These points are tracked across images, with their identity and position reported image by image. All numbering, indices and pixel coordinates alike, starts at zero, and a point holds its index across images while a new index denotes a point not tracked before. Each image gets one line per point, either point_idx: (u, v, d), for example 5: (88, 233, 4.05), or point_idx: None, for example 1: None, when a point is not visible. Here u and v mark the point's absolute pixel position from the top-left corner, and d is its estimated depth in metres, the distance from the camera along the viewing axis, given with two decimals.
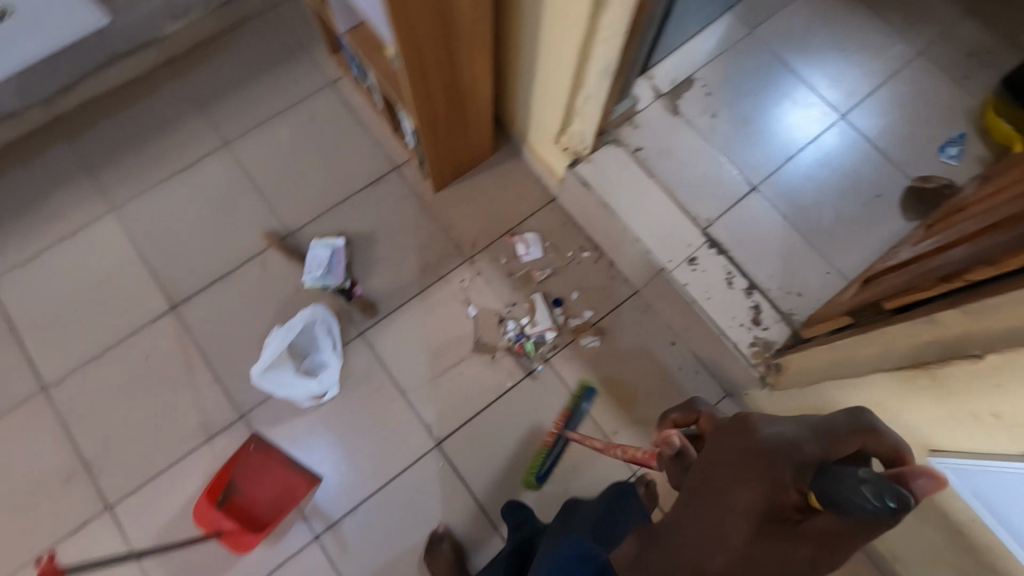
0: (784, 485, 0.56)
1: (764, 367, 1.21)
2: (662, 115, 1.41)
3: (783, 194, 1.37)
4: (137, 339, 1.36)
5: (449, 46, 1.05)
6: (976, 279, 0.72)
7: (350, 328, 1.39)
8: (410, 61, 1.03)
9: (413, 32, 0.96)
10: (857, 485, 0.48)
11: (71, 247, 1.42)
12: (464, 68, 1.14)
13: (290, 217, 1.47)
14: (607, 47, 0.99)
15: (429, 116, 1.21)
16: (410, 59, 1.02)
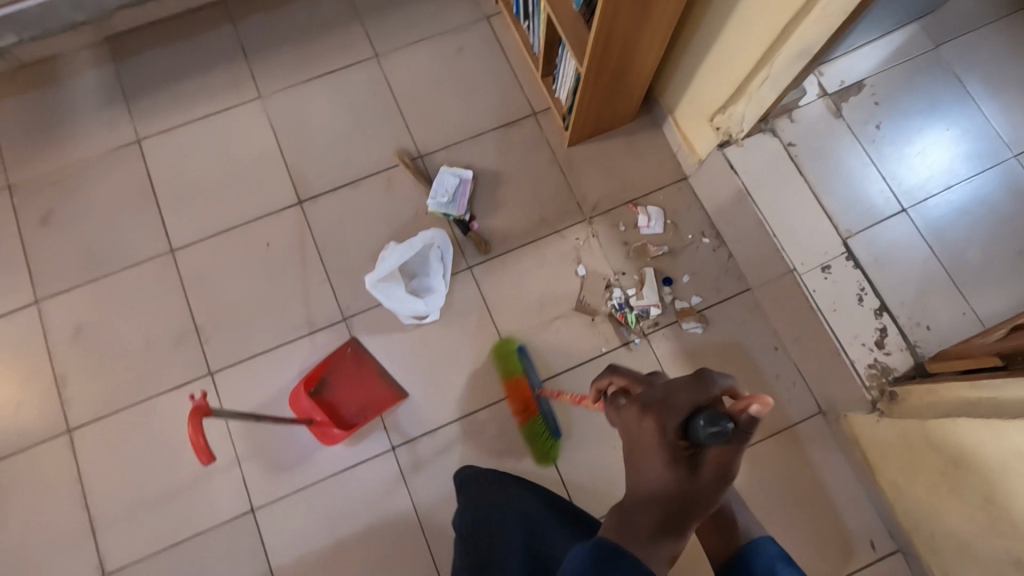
0: (667, 439, 0.60)
1: (878, 392, 1.18)
2: (823, 115, 1.35)
3: (933, 223, 1.30)
4: (262, 225, 1.42)
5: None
6: None
7: (460, 261, 1.41)
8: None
9: None
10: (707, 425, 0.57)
11: (216, 125, 1.48)
12: (650, 18, 1.14)
13: (424, 141, 1.49)
14: (821, 19, 0.97)
15: (597, 62, 1.21)
16: None
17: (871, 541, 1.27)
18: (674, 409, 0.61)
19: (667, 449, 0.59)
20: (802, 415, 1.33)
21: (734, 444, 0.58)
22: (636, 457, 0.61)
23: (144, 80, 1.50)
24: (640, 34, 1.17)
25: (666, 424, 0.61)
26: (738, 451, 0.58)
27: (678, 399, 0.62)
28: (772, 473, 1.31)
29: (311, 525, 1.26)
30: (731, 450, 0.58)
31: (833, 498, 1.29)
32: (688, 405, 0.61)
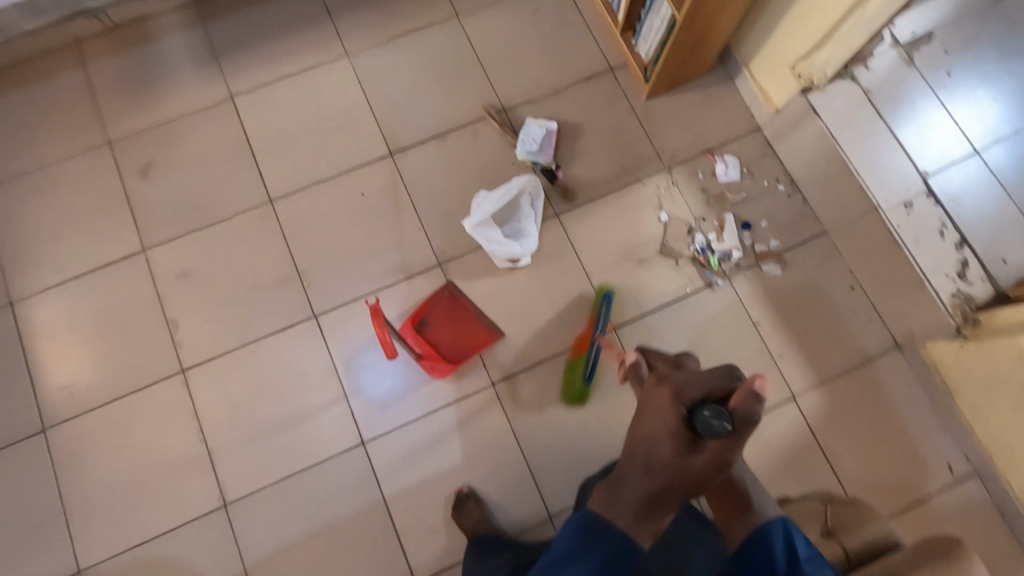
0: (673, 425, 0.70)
1: (961, 319, 1.25)
2: (897, 64, 1.41)
3: (1005, 163, 1.37)
4: (356, 176, 1.48)
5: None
6: None
7: (547, 208, 1.47)
8: None
9: None
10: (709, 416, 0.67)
11: (307, 82, 1.54)
12: None
13: (507, 96, 1.54)
14: None
15: (688, 15, 1.27)
16: None
17: (949, 464, 1.34)
18: (682, 403, 0.71)
19: (672, 436, 0.70)
20: (879, 349, 1.40)
21: (728, 442, 0.68)
22: (644, 439, 0.72)
23: (235, 39, 1.56)
24: None
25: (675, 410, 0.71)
26: (731, 447, 0.69)
27: (691, 393, 0.72)
28: (853, 403, 1.38)
29: (407, 454, 1.32)
30: (724, 444, 0.68)
31: (912, 425, 1.36)
32: (700, 395, 0.71)
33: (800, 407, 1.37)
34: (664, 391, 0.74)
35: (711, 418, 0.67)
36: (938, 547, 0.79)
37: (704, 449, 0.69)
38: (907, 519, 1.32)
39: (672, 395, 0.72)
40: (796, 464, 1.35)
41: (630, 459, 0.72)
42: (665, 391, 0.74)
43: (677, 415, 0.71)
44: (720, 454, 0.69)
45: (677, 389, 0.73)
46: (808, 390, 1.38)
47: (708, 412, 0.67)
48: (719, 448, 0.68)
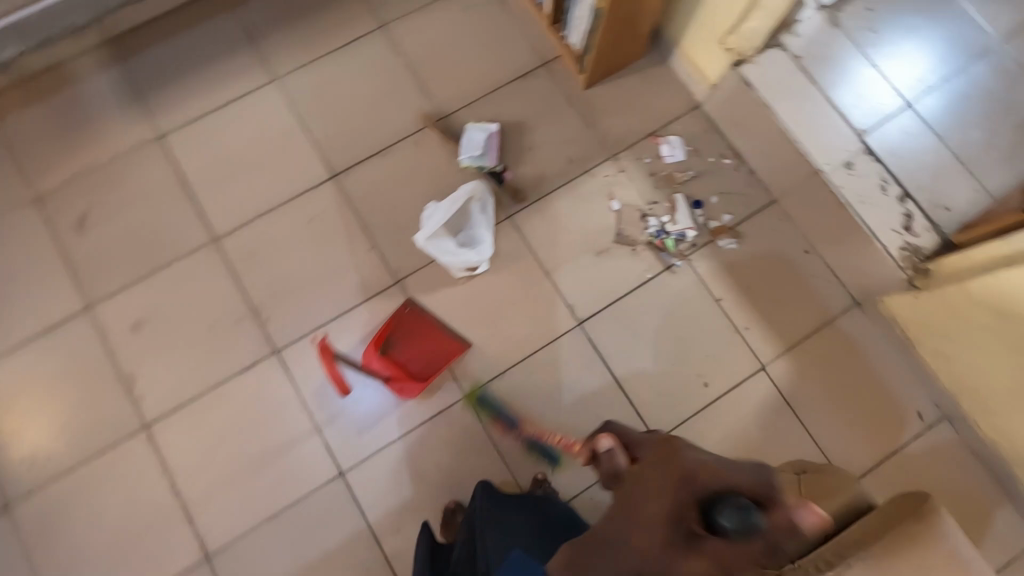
0: (684, 510, 0.71)
1: (912, 271, 1.27)
2: (823, 27, 1.43)
3: (935, 113, 1.40)
4: (300, 202, 1.44)
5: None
6: None
7: (499, 211, 1.45)
8: None
9: None
10: (732, 508, 0.68)
11: (238, 111, 1.49)
12: None
13: (445, 102, 1.52)
14: None
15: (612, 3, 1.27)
16: None
17: (919, 412, 1.37)
18: (694, 486, 0.73)
19: (677, 518, 0.71)
20: (841, 309, 1.42)
21: (740, 550, 0.67)
22: (641, 518, 0.72)
23: (156, 75, 1.50)
24: None
25: (688, 494, 0.73)
26: (741, 555, 0.68)
27: (706, 477, 0.74)
28: (821, 365, 1.40)
29: (387, 477, 1.30)
30: (733, 547, 0.68)
31: (880, 380, 1.39)
32: (727, 488, 0.72)
33: (770, 375, 1.39)
34: (697, 477, 0.74)
35: (732, 528, 0.67)
36: (905, 501, 0.80)
37: (705, 546, 0.68)
38: (886, 471, 1.35)
39: (684, 471, 0.75)
40: (775, 433, 1.36)
41: (620, 534, 0.73)
42: (699, 479, 0.74)
43: (691, 502, 0.71)
44: (721, 557, 0.68)
45: (690, 471, 0.75)
46: (776, 358, 1.40)
47: (728, 512, 0.68)
48: (725, 547, 0.68)
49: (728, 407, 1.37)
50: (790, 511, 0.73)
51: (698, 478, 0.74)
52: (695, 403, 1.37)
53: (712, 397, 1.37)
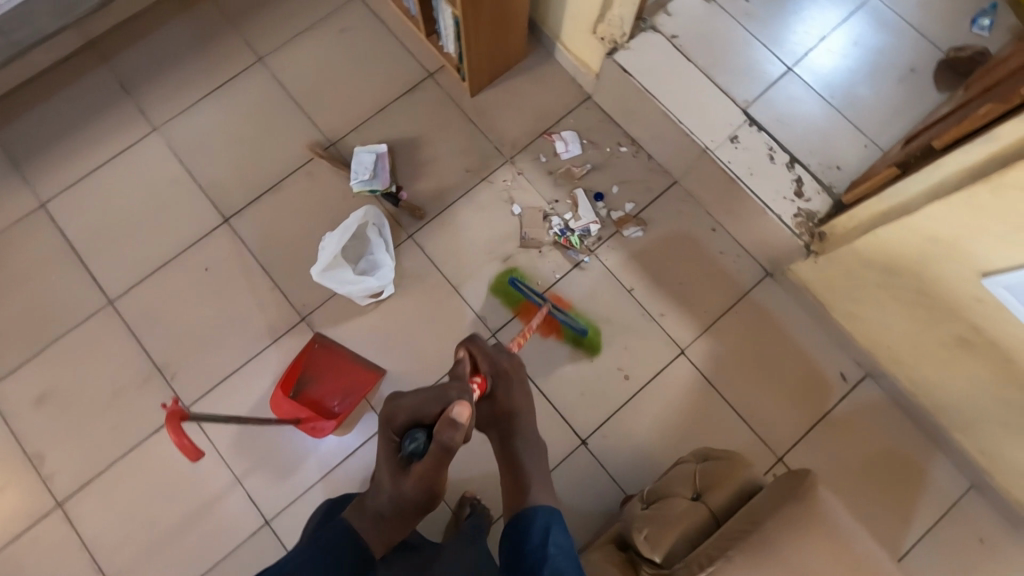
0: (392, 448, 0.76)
1: (808, 237, 1.25)
2: (695, 2, 1.41)
3: (817, 74, 1.39)
4: (195, 251, 1.40)
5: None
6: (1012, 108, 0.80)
7: (400, 232, 1.43)
8: None
9: None
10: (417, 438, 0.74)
11: (120, 167, 1.45)
12: None
13: (332, 129, 1.49)
14: None
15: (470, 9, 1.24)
16: None
17: (842, 373, 1.37)
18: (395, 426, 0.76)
19: (391, 459, 0.75)
20: (754, 282, 1.41)
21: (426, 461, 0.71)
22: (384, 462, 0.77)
23: (30, 142, 1.46)
24: None
25: (391, 435, 0.76)
26: (430, 469, 0.72)
27: (401, 415, 0.76)
28: (741, 341, 1.39)
29: (314, 510, 1.28)
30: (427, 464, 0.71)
31: (801, 347, 1.38)
32: (427, 414, 0.75)
33: (690, 358, 1.38)
34: (401, 415, 0.76)
35: (415, 445, 0.74)
36: (793, 481, 0.80)
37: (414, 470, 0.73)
38: (817, 436, 1.34)
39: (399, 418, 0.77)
40: (702, 415, 1.36)
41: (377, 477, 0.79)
42: (402, 413, 0.76)
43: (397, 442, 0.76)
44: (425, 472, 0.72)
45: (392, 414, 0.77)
46: (694, 340, 1.39)
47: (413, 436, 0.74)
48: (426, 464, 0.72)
49: (653, 395, 1.36)
50: (445, 427, 0.70)
51: (405, 414, 0.76)
52: (619, 397, 1.36)
53: (635, 388, 1.36)
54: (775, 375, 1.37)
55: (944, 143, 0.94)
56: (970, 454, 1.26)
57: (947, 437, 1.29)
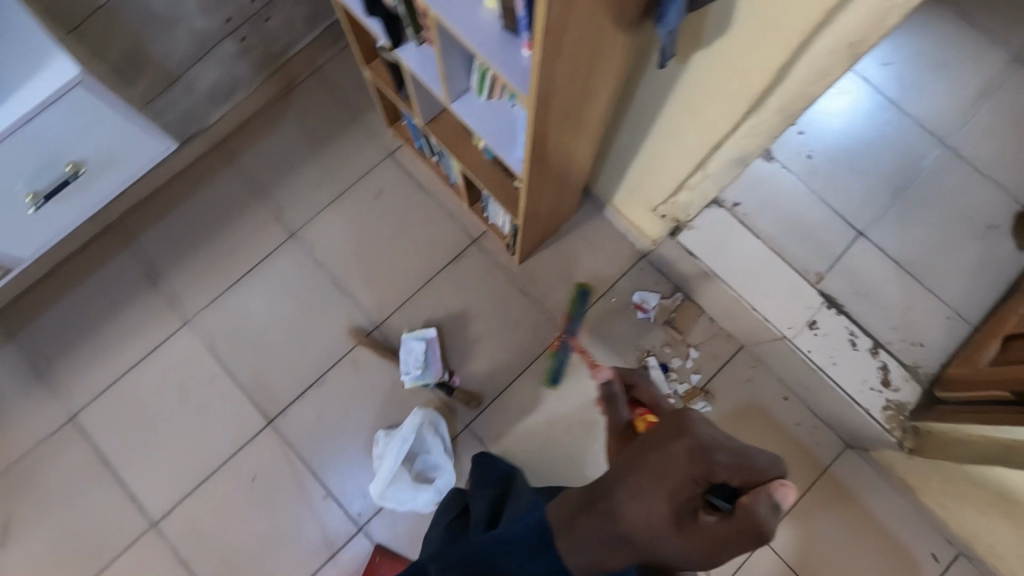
0: (692, 481, 0.55)
1: (901, 431, 1.17)
2: (756, 164, 1.33)
3: (891, 236, 1.31)
4: (239, 460, 1.31)
5: (569, 143, 0.92)
6: None
7: (455, 422, 1.34)
8: (533, 193, 1.01)
9: (541, 174, 0.95)
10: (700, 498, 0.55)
11: (152, 367, 1.36)
12: (572, 174, 1.10)
13: (375, 309, 1.40)
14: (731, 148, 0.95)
15: (531, 220, 1.17)
16: (533, 192, 1.00)
17: (933, 553, 1.29)
18: (708, 462, 0.55)
19: (671, 498, 0.55)
20: (833, 456, 1.34)
21: (727, 523, 0.54)
22: (658, 475, 0.56)
23: (53, 344, 1.36)
24: (567, 184, 1.14)
25: (683, 491, 0.55)
26: (727, 536, 0.54)
27: (720, 458, 0.56)
28: (823, 521, 1.31)
29: None
30: (730, 531, 0.54)
31: (887, 526, 1.30)
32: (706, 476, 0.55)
33: (773, 546, 1.30)
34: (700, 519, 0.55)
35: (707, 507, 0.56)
36: None
37: (709, 519, 0.54)
38: None
39: (696, 433, 0.57)
40: None
41: (626, 473, 0.59)
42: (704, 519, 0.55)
43: (697, 464, 0.55)
44: (723, 542, 0.54)
45: (703, 434, 0.58)
46: (775, 526, 1.31)
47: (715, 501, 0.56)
48: (732, 526, 0.54)
49: None
50: (757, 497, 0.54)
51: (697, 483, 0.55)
52: None
53: None
54: (865, 558, 1.29)
55: None
56: None
57: None
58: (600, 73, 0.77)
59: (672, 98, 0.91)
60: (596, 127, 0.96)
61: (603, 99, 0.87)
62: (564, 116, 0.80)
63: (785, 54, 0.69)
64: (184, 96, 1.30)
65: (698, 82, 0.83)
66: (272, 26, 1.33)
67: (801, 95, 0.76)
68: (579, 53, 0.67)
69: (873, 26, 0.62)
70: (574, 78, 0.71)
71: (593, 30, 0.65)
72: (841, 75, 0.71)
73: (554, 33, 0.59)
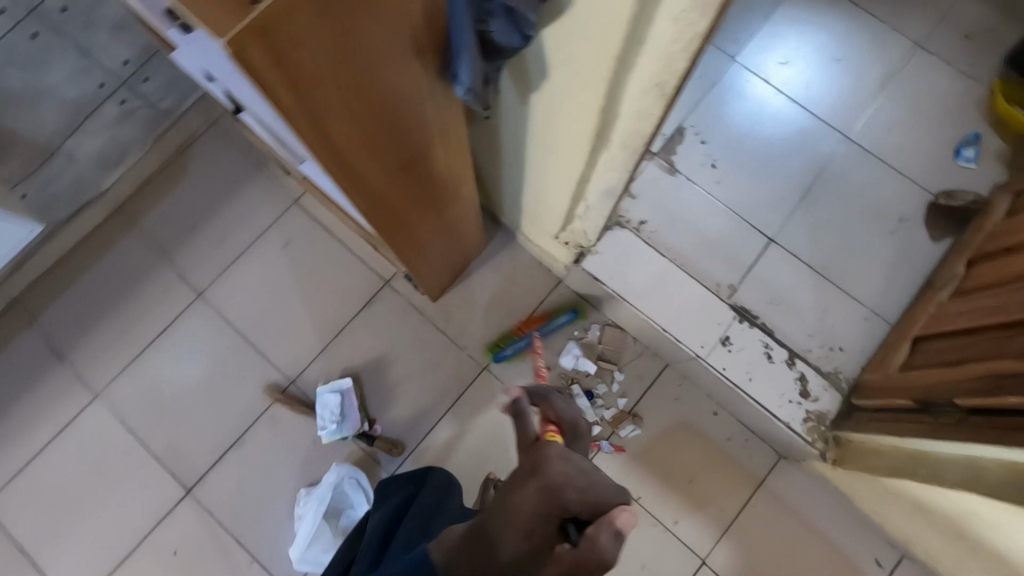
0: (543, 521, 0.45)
1: (823, 442, 1.14)
2: (659, 179, 1.30)
3: (803, 239, 1.28)
4: (159, 533, 1.27)
5: (426, 193, 0.88)
6: None
7: (379, 472, 1.30)
8: (400, 243, 0.95)
9: (402, 225, 0.90)
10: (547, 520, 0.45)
11: (63, 446, 1.32)
12: (451, 214, 1.05)
13: (290, 363, 1.37)
14: (599, 182, 0.92)
15: (418, 263, 1.12)
16: (400, 242, 0.95)
17: (877, 559, 1.25)
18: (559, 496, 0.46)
19: (524, 537, 0.45)
20: (769, 469, 1.30)
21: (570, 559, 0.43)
22: (507, 511, 0.47)
23: None
24: (450, 224, 1.09)
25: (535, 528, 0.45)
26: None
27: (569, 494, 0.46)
28: (765, 538, 1.27)
29: None
30: (576, 567, 0.42)
31: (828, 535, 1.27)
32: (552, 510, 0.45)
33: (713, 567, 1.26)
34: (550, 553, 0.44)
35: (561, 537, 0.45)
36: None
37: (557, 557, 0.44)
38: None
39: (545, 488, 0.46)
40: None
41: (489, 512, 0.49)
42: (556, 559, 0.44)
43: (550, 506, 0.45)
44: None
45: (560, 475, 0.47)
46: (714, 545, 1.27)
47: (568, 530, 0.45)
48: (573, 567, 0.43)
49: None
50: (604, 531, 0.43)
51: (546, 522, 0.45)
52: None
53: None
54: (809, 570, 1.25)
55: (970, 405, 0.84)
56: None
57: None
58: (422, 123, 0.70)
59: (529, 137, 0.88)
60: (458, 172, 0.92)
61: (452, 147, 0.83)
62: (394, 174, 0.74)
63: (601, 96, 0.66)
64: (68, 165, 1.36)
65: (543, 124, 0.81)
66: (149, 86, 1.40)
67: (636, 133, 0.73)
68: (370, 113, 0.59)
69: (669, 69, 0.59)
70: (379, 135, 0.64)
71: (377, 90, 0.57)
72: (664, 113, 0.68)
73: (309, 106, 0.51)
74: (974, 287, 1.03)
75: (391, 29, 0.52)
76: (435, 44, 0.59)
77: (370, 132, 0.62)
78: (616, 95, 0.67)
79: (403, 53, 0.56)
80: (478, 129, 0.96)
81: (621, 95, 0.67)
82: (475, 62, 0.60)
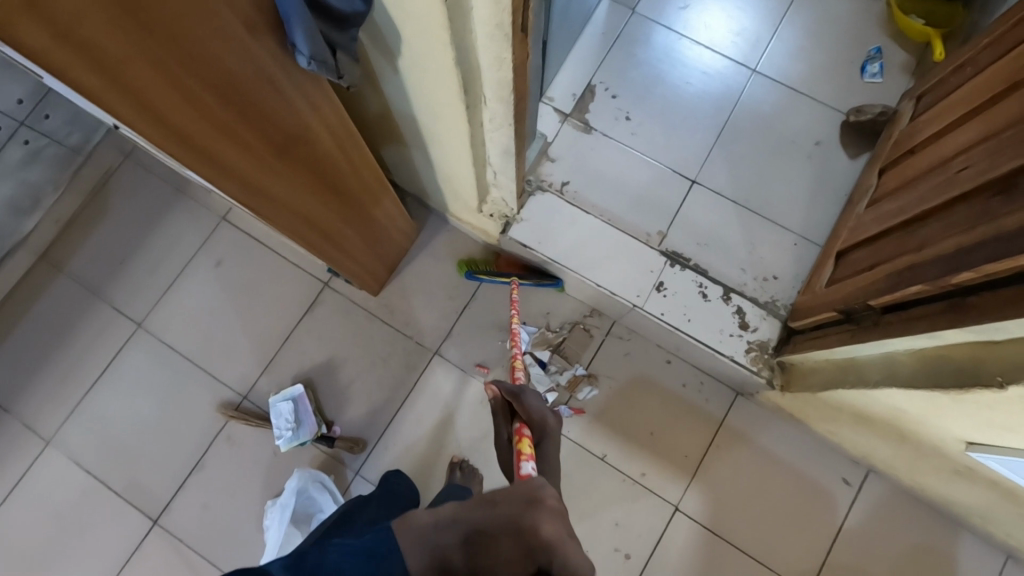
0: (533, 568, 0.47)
1: (769, 370, 1.15)
2: (575, 139, 1.31)
3: (724, 176, 1.29)
4: (131, 568, 1.26)
5: (320, 179, 0.87)
6: (942, 286, 0.72)
7: (343, 473, 1.30)
8: (306, 234, 0.95)
9: (302, 215, 0.89)
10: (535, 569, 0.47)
11: (21, 498, 1.30)
12: (365, 202, 1.04)
13: (240, 378, 1.35)
14: (494, 143, 0.92)
15: (341, 256, 1.11)
16: (305, 233, 0.94)
17: (844, 478, 1.26)
18: (545, 554, 0.47)
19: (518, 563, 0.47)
20: (727, 407, 1.31)
21: None
22: (511, 530, 0.47)
23: None
24: (366, 213, 1.08)
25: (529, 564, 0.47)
26: None
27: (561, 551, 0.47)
28: (733, 476, 1.28)
29: None
30: None
31: (794, 462, 1.28)
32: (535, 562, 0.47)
33: (687, 513, 1.27)
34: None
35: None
36: None
37: None
38: (840, 557, 1.23)
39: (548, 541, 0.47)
40: (715, 573, 1.24)
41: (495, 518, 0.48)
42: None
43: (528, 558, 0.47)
44: None
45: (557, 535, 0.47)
46: (684, 491, 1.28)
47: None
48: None
49: (659, 568, 1.24)
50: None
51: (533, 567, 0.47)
52: None
53: (640, 563, 1.25)
54: (780, 499, 1.27)
55: (883, 304, 0.85)
56: (1000, 539, 1.14)
57: (978, 528, 1.17)
58: (284, 106, 0.69)
59: (413, 109, 0.88)
60: (355, 156, 0.91)
61: (336, 129, 0.82)
62: (265, 159, 0.73)
63: (450, 47, 0.66)
64: None
65: (418, 91, 0.80)
66: (52, 123, 1.40)
67: (501, 82, 0.73)
68: (208, 93, 0.58)
69: (500, 6, 0.59)
70: (227, 116, 0.63)
71: (208, 71, 0.57)
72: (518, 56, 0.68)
73: (124, 89, 0.51)
74: (885, 194, 1.04)
75: (200, 5, 0.51)
76: (266, 19, 0.59)
77: (217, 117, 0.62)
78: (466, 44, 0.67)
79: (227, 27, 0.55)
80: (368, 111, 0.96)
81: (472, 44, 0.67)
82: (310, 28, 0.59)
